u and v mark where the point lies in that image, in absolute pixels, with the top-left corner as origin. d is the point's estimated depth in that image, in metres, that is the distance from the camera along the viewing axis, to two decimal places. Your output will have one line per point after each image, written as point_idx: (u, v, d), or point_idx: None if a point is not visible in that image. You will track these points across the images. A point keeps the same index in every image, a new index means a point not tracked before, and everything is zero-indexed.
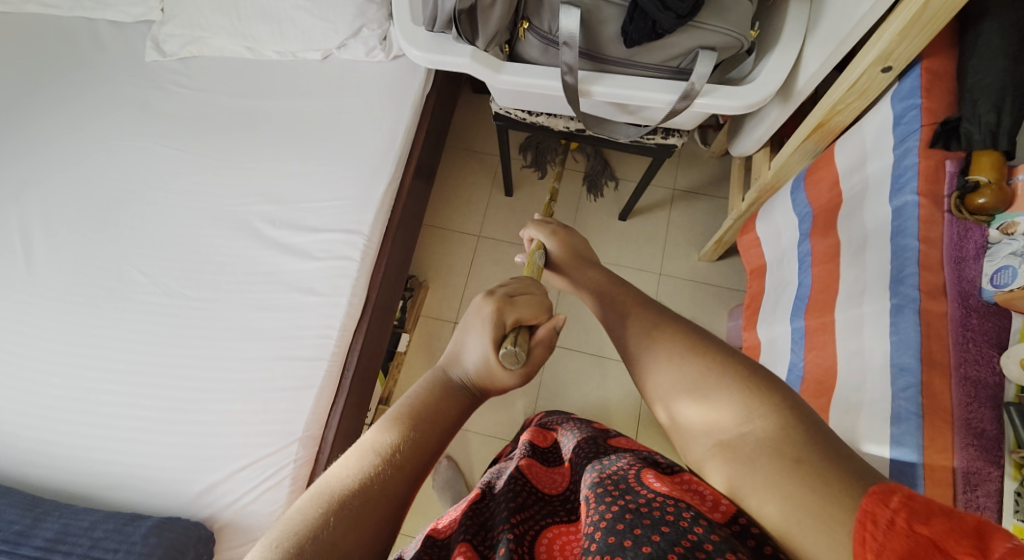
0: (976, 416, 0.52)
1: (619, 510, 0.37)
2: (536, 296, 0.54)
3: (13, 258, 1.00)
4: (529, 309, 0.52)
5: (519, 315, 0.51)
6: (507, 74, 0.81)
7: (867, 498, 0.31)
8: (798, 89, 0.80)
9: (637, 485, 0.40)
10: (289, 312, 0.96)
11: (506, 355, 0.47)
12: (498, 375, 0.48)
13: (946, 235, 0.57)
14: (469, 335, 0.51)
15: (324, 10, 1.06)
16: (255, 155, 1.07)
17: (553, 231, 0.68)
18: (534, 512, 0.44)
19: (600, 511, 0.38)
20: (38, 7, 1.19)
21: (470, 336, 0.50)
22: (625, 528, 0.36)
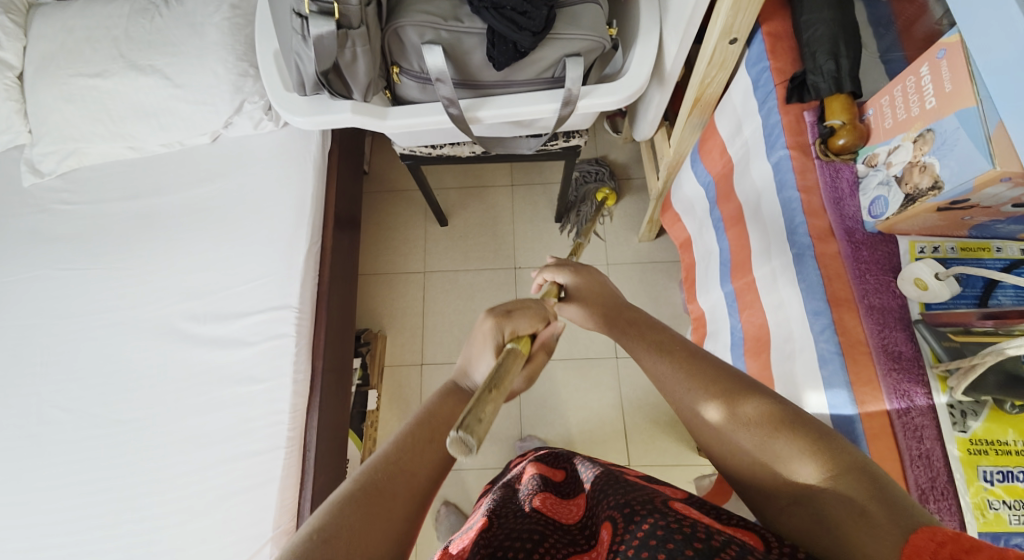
0: (891, 341, 0.52)
1: (650, 527, 0.38)
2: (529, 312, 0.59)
3: None
4: (524, 323, 0.58)
5: (517, 324, 0.57)
6: (393, 118, 0.82)
7: (915, 536, 0.35)
8: (668, 71, 0.84)
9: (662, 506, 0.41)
10: (236, 407, 0.92)
11: (454, 445, 0.37)
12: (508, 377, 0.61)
13: (821, 179, 0.60)
14: (474, 353, 0.57)
15: (198, 93, 1.05)
16: (161, 255, 1.03)
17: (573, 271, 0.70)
18: (552, 541, 0.45)
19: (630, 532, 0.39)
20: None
21: (481, 350, 0.56)
22: (660, 544, 0.37)
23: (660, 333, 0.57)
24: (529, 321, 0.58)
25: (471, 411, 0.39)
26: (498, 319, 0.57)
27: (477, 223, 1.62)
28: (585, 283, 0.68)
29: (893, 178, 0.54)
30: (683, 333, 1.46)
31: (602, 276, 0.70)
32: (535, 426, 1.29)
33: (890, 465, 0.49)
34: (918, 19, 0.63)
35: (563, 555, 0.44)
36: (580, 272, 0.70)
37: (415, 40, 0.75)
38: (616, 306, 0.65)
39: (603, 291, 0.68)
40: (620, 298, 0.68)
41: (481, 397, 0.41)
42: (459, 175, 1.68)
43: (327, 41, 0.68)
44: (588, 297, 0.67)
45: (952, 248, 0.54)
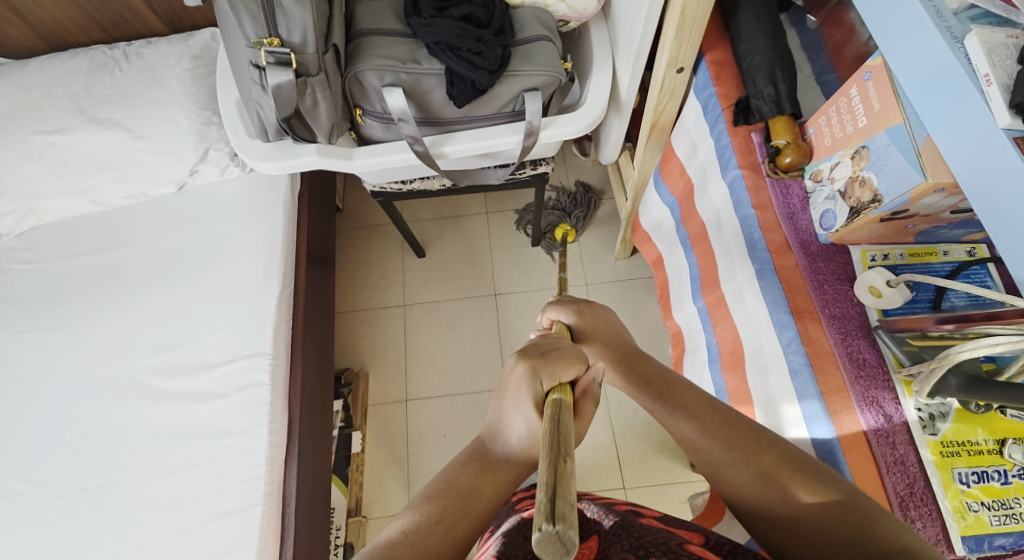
0: (854, 349, 0.53)
1: None
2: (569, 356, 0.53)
3: None
4: (569, 370, 0.53)
5: (558, 370, 0.52)
6: (359, 158, 0.83)
7: None
8: (623, 99, 0.87)
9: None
10: (210, 463, 0.90)
11: (554, 410, 0.43)
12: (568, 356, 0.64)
13: (774, 196, 0.62)
14: (507, 403, 0.53)
15: (160, 144, 1.05)
16: (129, 309, 1.02)
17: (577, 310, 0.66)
18: None
19: None
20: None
21: (512, 405, 0.51)
22: None
23: (685, 393, 0.55)
24: (568, 364, 0.53)
25: (557, 401, 0.44)
26: (536, 353, 0.54)
27: (454, 253, 1.63)
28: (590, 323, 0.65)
29: (838, 193, 0.56)
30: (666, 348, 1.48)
31: (609, 313, 0.67)
32: None
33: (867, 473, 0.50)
34: (848, 42, 0.64)
35: None
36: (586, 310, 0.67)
37: (375, 83, 0.77)
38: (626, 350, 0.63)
39: (610, 327, 0.66)
40: (628, 339, 0.66)
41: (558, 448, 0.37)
42: (433, 206, 1.69)
43: (286, 89, 0.69)
44: (599, 335, 0.65)
45: (901, 254, 0.56)
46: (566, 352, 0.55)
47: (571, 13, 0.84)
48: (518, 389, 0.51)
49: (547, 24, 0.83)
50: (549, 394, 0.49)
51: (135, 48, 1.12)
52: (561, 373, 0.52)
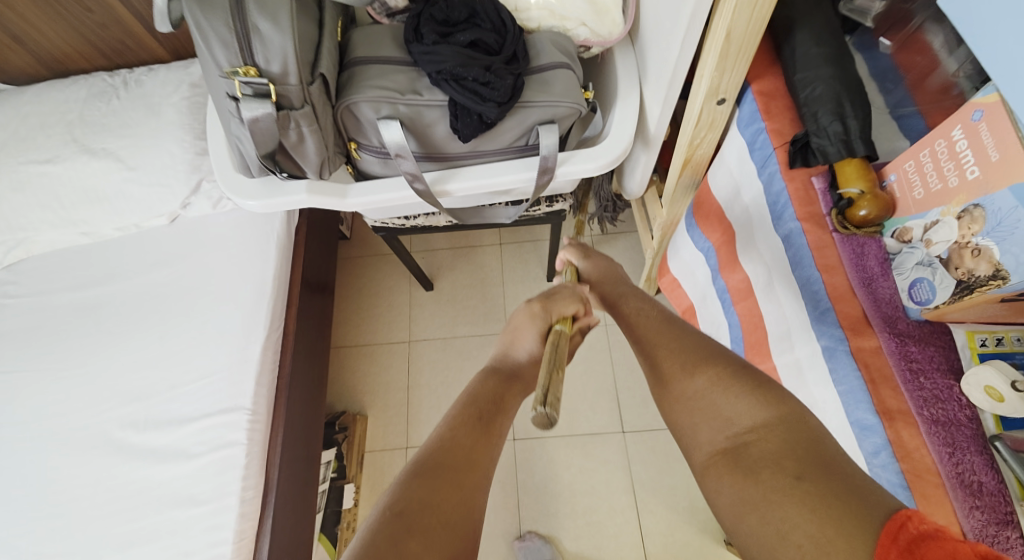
0: (965, 466, 0.41)
1: None
2: (575, 295, 0.67)
3: None
4: (571, 306, 0.66)
5: (560, 307, 0.66)
6: (353, 196, 0.74)
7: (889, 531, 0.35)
8: (653, 134, 0.76)
9: None
10: (170, 539, 0.79)
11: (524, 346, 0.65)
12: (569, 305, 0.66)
13: (844, 256, 0.50)
14: (518, 331, 0.67)
15: (152, 174, 0.98)
16: (104, 352, 0.93)
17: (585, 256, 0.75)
18: None
19: None
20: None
21: (524, 329, 0.66)
22: None
23: (673, 326, 0.60)
24: (568, 302, 0.66)
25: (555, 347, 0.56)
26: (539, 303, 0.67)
27: (465, 286, 1.53)
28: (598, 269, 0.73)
29: (936, 259, 0.44)
30: None
31: (613, 261, 0.75)
32: (535, 518, 1.15)
33: None
34: (930, 73, 0.54)
35: None
36: (593, 257, 0.75)
37: (369, 115, 0.68)
38: (629, 290, 0.69)
39: (611, 272, 0.73)
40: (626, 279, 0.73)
41: (549, 379, 0.49)
42: (443, 238, 1.59)
43: (263, 124, 0.61)
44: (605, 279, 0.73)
45: (1021, 338, 0.43)
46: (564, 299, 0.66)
47: (594, 38, 0.74)
48: (532, 318, 0.66)
49: (568, 50, 0.73)
50: (551, 326, 0.63)
51: (135, 76, 1.06)
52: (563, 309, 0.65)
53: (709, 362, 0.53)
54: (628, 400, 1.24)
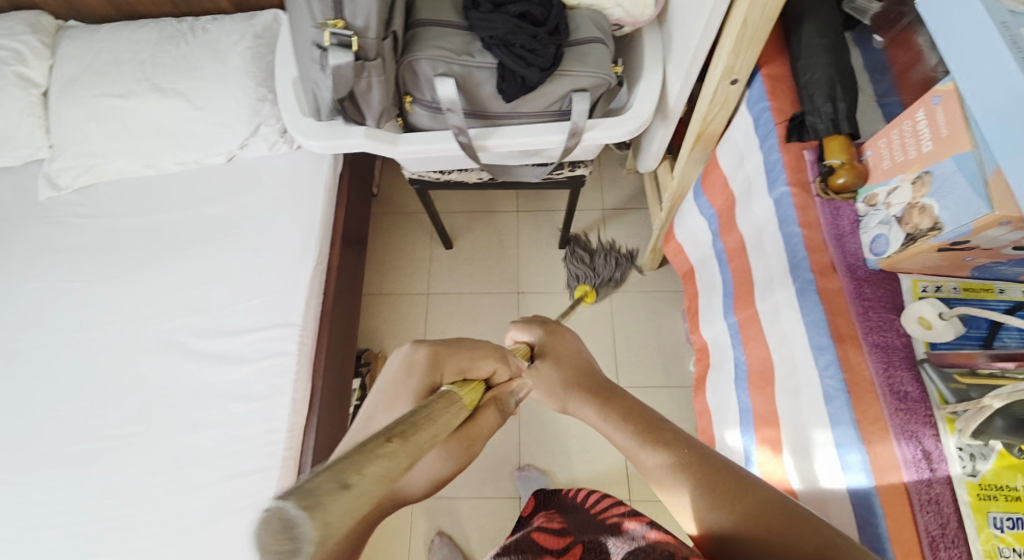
0: (896, 379, 0.53)
1: None
2: (495, 354, 0.58)
3: None
4: (480, 364, 0.56)
5: (458, 363, 0.56)
6: (403, 144, 0.85)
7: None
8: (671, 108, 0.86)
9: None
10: (229, 425, 0.92)
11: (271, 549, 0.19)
12: (478, 365, 0.56)
13: (822, 216, 0.61)
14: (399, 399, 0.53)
15: (216, 115, 1.08)
16: (167, 270, 1.05)
17: (543, 333, 0.69)
18: None
19: None
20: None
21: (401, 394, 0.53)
22: None
23: (659, 421, 0.56)
24: (478, 358, 0.56)
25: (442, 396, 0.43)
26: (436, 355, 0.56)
27: (482, 247, 1.64)
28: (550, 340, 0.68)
29: (893, 218, 0.55)
30: (686, 363, 1.50)
31: (578, 340, 0.69)
32: (534, 454, 1.30)
33: (901, 509, 0.49)
34: (913, 66, 0.64)
35: None
36: (552, 334, 0.69)
37: (428, 72, 0.78)
38: (601, 383, 0.62)
39: (575, 354, 0.67)
40: (591, 363, 0.66)
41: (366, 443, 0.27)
42: (463, 200, 1.70)
43: (344, 72, 0.70)
44: (565, 360, 0.66)
45: (955, 288, 0.55)
46: (476, 357, 0.57)
47: (627, 18, 0.83)
48: (412, 370, 0.55)
49: (603, 27, 0.83)
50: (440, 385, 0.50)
51: (201, 23, 1.15)
52: (470, 367, 0.56)
53: (718, 477, 0.48)
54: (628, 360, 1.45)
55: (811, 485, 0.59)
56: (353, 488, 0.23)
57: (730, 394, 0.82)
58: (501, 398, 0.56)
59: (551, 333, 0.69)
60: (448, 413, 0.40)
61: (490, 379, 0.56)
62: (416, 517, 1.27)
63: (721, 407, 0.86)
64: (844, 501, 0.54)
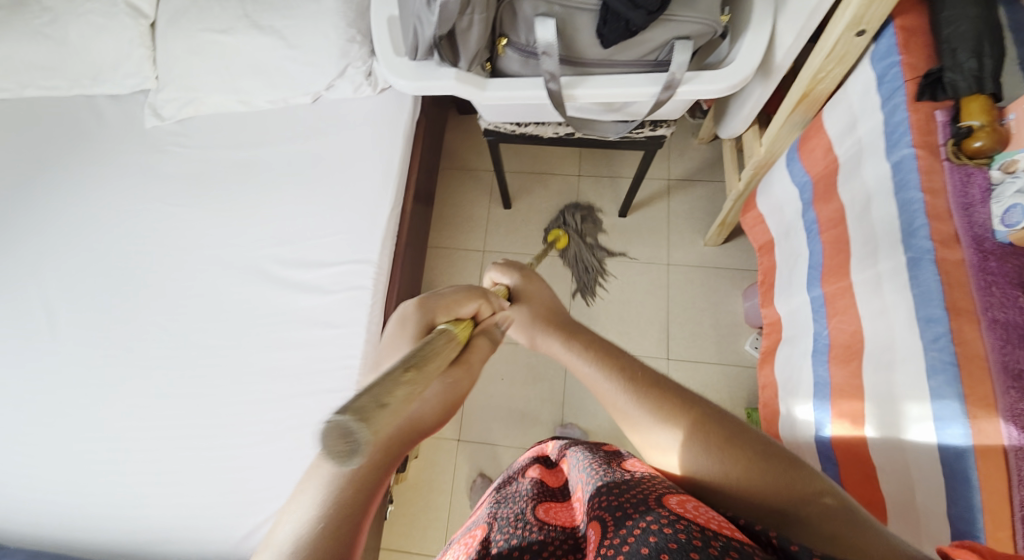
0: (1013, 357, 0.52)
1: (644, 532, 0.38)
2: (476, 294, 0.60)
3: (42, 331, 1.07)
4: (463, 305, 0.57)
5: (451, 308, 0.57)
6: (492, 89, 0.84)
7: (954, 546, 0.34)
8: (777, 63, 0.82)
9: (658, 507, 0.41)
10: (311, 348, 1.02)
11: (331, 444, 0.32)
12: (461, 307, 0.57)
13: (950, 182, 0.58)
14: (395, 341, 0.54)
15: (308, 54, 1.10)
16: (258, 202, 1.13)
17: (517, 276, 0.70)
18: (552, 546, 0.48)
19: (622, 532, 0.40)
20: (34, 90, 1.25)
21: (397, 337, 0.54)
22: (661, 535, 0.37)
23: (621, 355, 0.58)
24: (463, 300, 0.57)
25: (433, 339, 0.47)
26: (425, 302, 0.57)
27: (541, 208, 1.64)
28: (524, 286, 0.68)
29: None
30: (743, 342, 1.46)
31: (548, 286, 0.69)
32: (579, 413, 1.34)
33: (997, 484, 0.49)
34: None
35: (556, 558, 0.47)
36: (527, 277, 0.70)
37: (528, 13, 0.77)
38: (567, 321, 0.63)
39: (546, 296, 0.68)
40: (558, 303, 0.68)
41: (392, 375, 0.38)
42: (528, 159, 1.69)
43: (451, 7, 0.70)
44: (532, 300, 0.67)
45: None
46: (457, 297, 0.58)
47: None
48: (405, 319, 0.55)
49: None
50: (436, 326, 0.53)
51: None
52: (456, 307, 0.57)
53: (695, 416, 0.49)
54: (677, 333, 1.49)
55: (889, 444, 0.59)
56: (368, 400, 0.34)
57: (804, 367, 0.80)
58: (488, 331, 0.58)
59: (526, 277, 0.70)
60: (437, 356, 0.45)
61: (474, 316, 0.59)
62: (462, 459, 1.33)
63: (790, 378, 0.85)
64: (937, 475, 0.54)
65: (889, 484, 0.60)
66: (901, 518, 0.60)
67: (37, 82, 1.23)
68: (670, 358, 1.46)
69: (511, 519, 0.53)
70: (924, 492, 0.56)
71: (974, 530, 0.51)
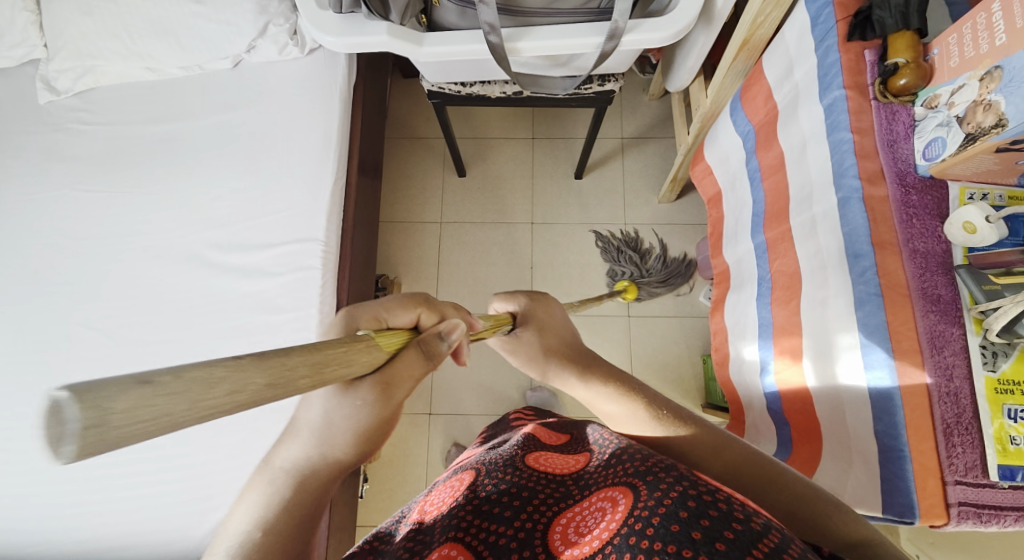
0: (931, 284, 0.55)
1: (679, 496, 0.40)
2: (416, 301, 0.50)
3: None
4: (398, 313, 0.48)
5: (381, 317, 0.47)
6: (428, 45, 0.81)
7: None
8: (718, 9, 0.83)
9: (688, 474, 0.43)
10: (260, 330, 0.98)
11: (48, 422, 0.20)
12: (390, 314, 0.48)
13: (877, 121, 0.60)
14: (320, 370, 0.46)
15: (224, 13, 1.03)
16: (188, 182, 1.06)
17: (528, 301, 0.66)
18: (545, 496, 0.48)
19: (655, 495, 0.41)
20: None
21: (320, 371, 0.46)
22: (691, 516, 0.38)
23: (646, 390, 0.59)
24: (400, 307, 0.48)
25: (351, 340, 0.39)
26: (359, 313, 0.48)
27: (496, 175, 1.61)
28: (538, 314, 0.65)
29: (954, 119, 0.55)
30: (698, 294, 1.50)
31: (561, 309, 0.68)
32: (544, 377, 1.35)
33: (919, 400, 0.52)
34: None
35: (556, 508, 0.47)
36: (537, 303, 0.67)
37: None
38: (586, 355, 0.63)
39: (559, 324, 0.66)
40: (571, 330, 0.66)
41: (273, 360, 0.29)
42: (477, 124, 1.65)
43: None
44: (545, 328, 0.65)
45: (1002, 196, 0.56)
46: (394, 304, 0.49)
47: None
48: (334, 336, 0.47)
49: None
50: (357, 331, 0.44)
51: None
52: (388, 313, 0.48)
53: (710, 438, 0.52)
54: None
55: (828, 386, 0.61)
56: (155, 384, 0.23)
57: (750, 311, 0.83)
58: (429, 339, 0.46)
59: (537, 304, 0.66)
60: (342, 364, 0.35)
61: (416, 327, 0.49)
62: (431, 432, 1.33)
63: (738, 325, 0.88)
64: (865, 402, 0.56)
65: (823, 409, 0.63)
66: (835, 444, 0.63)
67: None
68: (630, 316, 1.49)
69: (502, 467, 0.53)
70: (853, 413, 0.58)
71: (898, 444, 0.53)
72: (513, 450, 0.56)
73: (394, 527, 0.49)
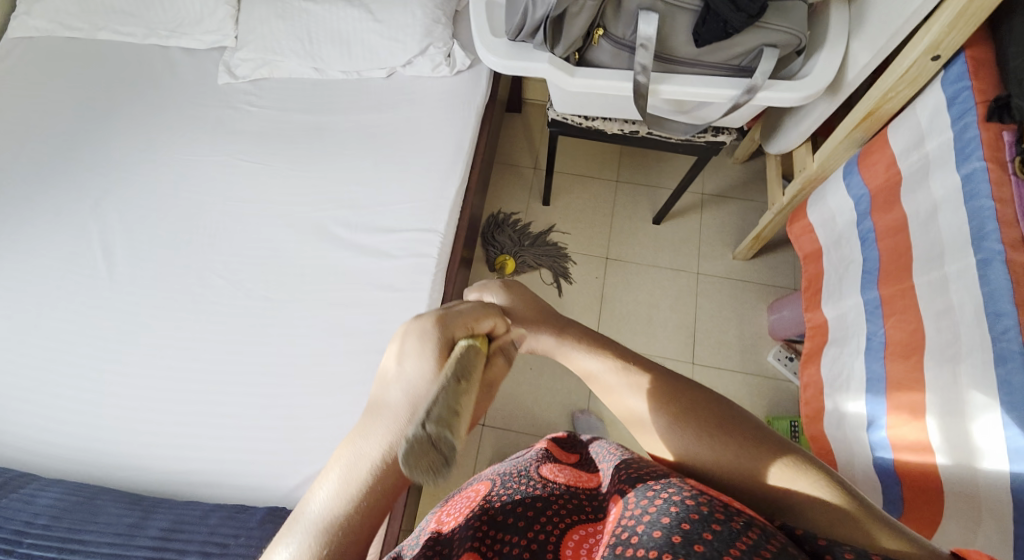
0: None
1: (665, 505, 0.40)
2: (488, 311, 0.56)
3: (99, 266, 1.11)
4: (481, 322, 0.54)
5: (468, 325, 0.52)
6: (579, 77, 0.91)
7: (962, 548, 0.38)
8: (848, 81, 0.90)
9: (679, 487, 0.43)
10: (370, 307, 1.07)
11: (419, 463, 0.32)
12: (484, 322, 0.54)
13: (1017, 193, 0.65)
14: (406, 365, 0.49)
15: (393, 30, 1.21)
16: (328, 167, 1.19)
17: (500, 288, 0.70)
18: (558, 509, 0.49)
19: (643, 505, 0.41)
20: (110, 36, 1.35)
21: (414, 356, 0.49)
22: (674, 522, 0.38)
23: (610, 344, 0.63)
24: (481, 318, 0.54)
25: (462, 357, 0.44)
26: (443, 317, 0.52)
27: (578, 209, 1.70)
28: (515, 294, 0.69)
29: None
30: (766, 354, 1.51)
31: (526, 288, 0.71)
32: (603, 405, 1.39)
33: None
34: None
35: (566, 521, 0.47)
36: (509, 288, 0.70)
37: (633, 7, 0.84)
38: (558, 318, 0.66)
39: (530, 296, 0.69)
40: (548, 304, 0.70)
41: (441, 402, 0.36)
42: (569, 159, 1.76)
43: None
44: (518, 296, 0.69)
45: None
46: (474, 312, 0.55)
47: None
48: (424, 331, 0.51)
49: None
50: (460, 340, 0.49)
51: None
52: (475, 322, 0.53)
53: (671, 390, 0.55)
54: (703, 340, 1.54)
55: (957, 439, 0.64)
56: None
57: (857, 364, 0.86)
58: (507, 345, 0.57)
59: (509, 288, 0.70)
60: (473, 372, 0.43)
61: (491, 334, 0.55)
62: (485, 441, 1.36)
63: (838, 377, 0.90)
64: (1003, 454, 0.59)
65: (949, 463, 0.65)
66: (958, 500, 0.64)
67: (114, 26, 1.35)
68: (694, 363, 1.51)
69: (517, 477, 0.55)
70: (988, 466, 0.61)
71: None
72: (529, 465, 0.58)
73: (411, 540, 0.50)
